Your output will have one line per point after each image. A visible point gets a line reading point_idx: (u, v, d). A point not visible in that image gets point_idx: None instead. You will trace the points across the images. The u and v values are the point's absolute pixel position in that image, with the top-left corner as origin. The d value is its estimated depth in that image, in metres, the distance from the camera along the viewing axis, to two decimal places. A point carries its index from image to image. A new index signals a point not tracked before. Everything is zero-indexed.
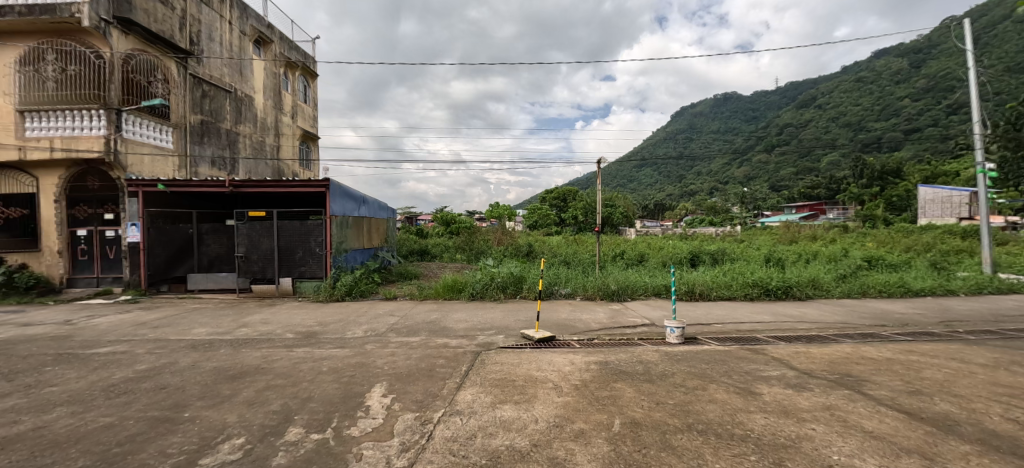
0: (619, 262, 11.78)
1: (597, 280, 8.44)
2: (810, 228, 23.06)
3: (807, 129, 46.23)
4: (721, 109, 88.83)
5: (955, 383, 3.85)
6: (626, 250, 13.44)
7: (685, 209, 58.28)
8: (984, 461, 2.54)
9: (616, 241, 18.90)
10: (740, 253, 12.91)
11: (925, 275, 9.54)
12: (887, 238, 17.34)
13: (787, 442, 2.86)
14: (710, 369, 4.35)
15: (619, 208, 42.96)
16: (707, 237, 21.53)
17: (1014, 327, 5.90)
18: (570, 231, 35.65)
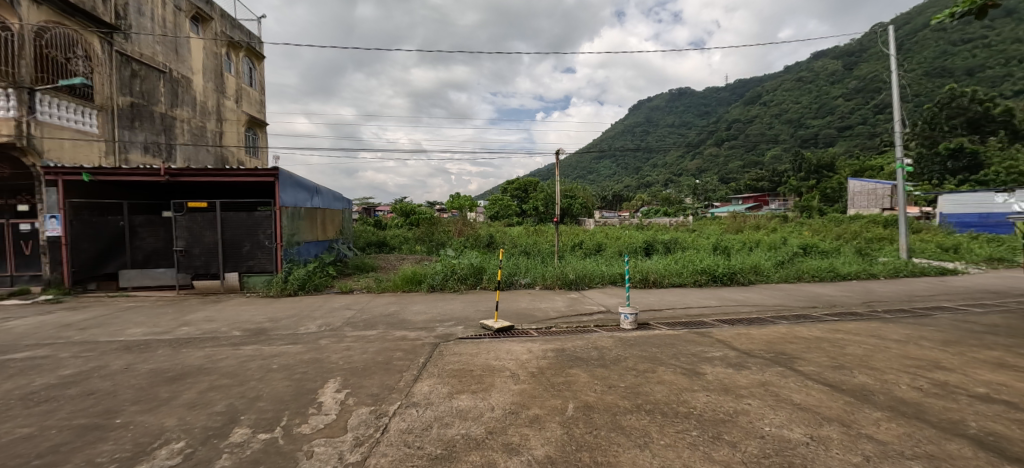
0: (578, 253, 11.98)
1: (555, 270, 8.59)
2: (755, 218, 24.48)
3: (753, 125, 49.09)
4: (677, 104, 92.14)
5: (873, 357, 4.26)
6: (584, 240, 13.70)
7: (640, 200, 60.05)
8: (892, 425, 2.85)
9: (575, 231, 19.25)
10: (692, 242, 13.52)
11: (851, 260, 10.48)
12: (821, 227, 18.76)
13: (726, 417, 3.06)
14: (660, 352, 4.55)
15: (578, 198, 43.60)
16: (659, 226, 22.33)
17: (918, 305, 6.68)
18: (531, 222, 36.04)
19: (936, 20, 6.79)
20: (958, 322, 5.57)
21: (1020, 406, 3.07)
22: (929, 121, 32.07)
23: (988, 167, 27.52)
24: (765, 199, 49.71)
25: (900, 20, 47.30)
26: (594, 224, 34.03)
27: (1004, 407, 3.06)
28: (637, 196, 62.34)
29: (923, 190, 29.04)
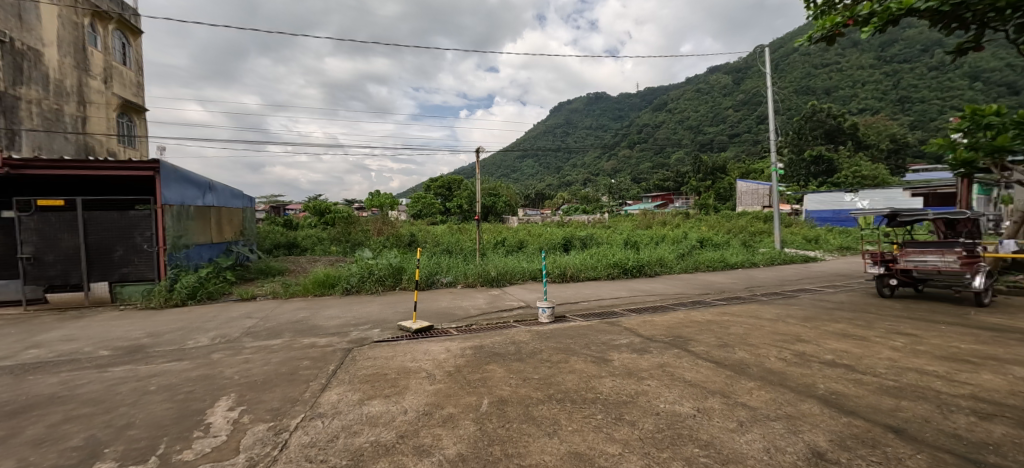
0: (500, 250, 12.17)
1: (477, 268, 8.64)
2: (661, 215, 26.84)
3: (662, 130, 53.80)
4: (597, 108, 97.75)
5: (750, 335, 4.90)
6: (507, 238, 13.96)
7: (562, 199, 62.52)
8: (761, 392, 3.29)
9: (499, 229, 19.55)
10: (606, 237, 14.46)
11: (738, 251, 11.98)
12: (715, 223, 21.13)
13: (628, 398, 3.31)
14: (573, 343, 4.78)
15: (502, 196, 44.14)
16: (578, 223, 23.44)
17: (786, 288, 7.85)
18: (454, 220, 35.80)
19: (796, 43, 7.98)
20: (814, 301, 6.66)
21: (855, 367, 3.73)
22: (800, 131, 37.75)
23: (840, 172, 33.19)
24: (670, 197, 54.18)
25: (778, 44, 55.11)
26: (516, 222, 34.50)
27: (844, 370, 3.69)
28: (559, 194, 64.84)
29: (794, 191, 34.08)
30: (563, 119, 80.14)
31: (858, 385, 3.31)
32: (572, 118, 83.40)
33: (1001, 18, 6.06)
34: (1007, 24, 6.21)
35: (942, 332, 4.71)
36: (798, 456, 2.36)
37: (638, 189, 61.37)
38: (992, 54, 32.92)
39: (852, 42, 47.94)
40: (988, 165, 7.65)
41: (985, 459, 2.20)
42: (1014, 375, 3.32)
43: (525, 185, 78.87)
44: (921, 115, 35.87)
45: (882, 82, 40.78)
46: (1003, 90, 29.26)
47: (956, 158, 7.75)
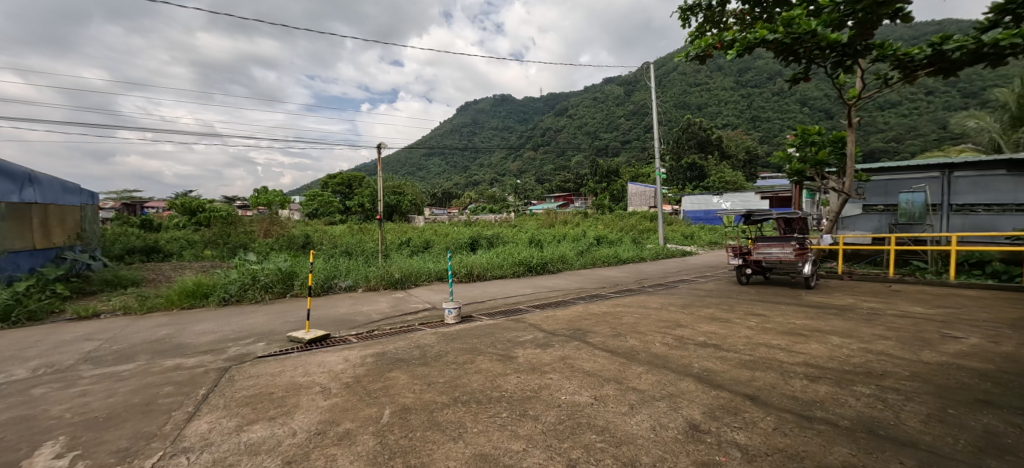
0: (404, 251, 11.78)
1: (380, 270, 8.25)
2: (562, 215, 28.44)
3: (567, 135, 57.16)
4: (507, 110, 100.25)
5: (639, 323, 5.44)
6: (412, 238, 13.58)
7: (468, 198, 62.22)
8: (648, 375, 3.65)
9: (404, 230, 18.92)
10: (512, 236, 14.91)
11: (629, 248, 13.26)
12: (609, 222, 23.13)
13: (532, 394, 3.40)
14: (478, 342, 4.80)
15: (408, 195, 42.62)
16: (485, 223, 23.73)
17: (667, 280, 8.89)
18: (354, 220, 33.54)
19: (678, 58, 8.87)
20: (688, 290, 7.66)
21: (720, 346, 4.35)
22: (680, 142, 43.15)
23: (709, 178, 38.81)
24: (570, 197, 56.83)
25: (660, 64, 62.60)
26: (422, 221, 33.61)
27: (713, 349, 4.28)
28: (466, 193, 64.54)
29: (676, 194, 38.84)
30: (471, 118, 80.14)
31: (724, 362, 3.86)
32: (482, 118, 84.12)
33: (820, 57, 7.65)
34: (824, 63, 7.87)
35: (782, 311, 5.74)
36: (678, 431, 2.65)
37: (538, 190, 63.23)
38: (813, 87, 41.47)
39: (718, 68, 56.42)
40: (812, 174, 9.47)
41: (813, 414, 2.71)
42: (830, 343, 4.16)
43: (433, 183, 77.04)
44: (766, 132, 43.67)
45: (739, 103, 48.75)
46: (821, 116, 37.08)
47: (791, 167, 9.41)
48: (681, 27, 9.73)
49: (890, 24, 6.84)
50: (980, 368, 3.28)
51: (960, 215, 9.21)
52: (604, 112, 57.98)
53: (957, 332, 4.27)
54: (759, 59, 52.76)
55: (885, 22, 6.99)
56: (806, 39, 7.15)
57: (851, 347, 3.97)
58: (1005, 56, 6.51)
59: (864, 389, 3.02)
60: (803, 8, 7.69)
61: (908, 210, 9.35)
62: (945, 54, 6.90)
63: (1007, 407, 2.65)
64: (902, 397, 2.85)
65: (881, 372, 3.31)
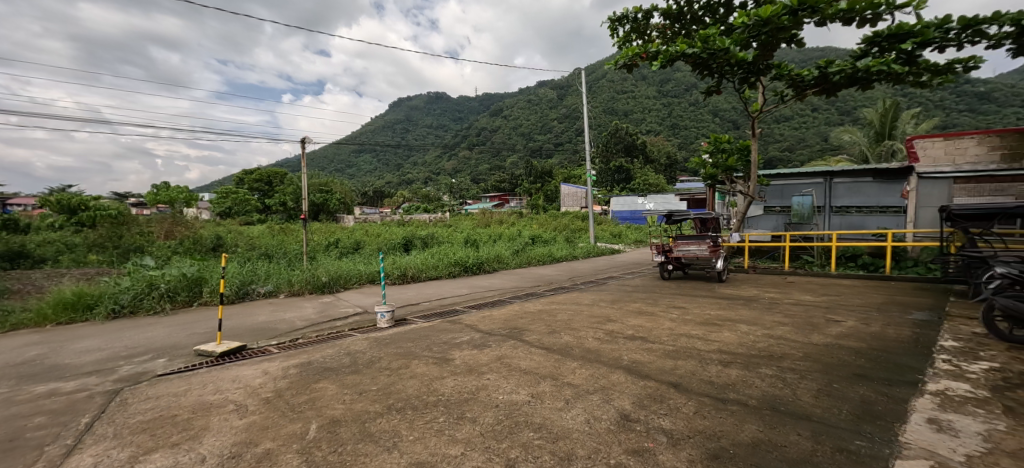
0: (332, 252, 11.16)
1: (305, 274, 7.71)
2: (498, 214, 28.73)
3: (505, 136, 57.87)
4: (446, 109, 98.99)
5: (572, 319, 5.64)
6: (341, 239, 12.87)
7: (402, 196, 59.98)
8: (582, 370, 3.77)
9: (332, 230, 18.01)
10: (447, 236, 14.73)
11: (563, 247, 13.75)
12: (544, 222, 23.66)
13: (469, 396, 3.36)
14: (413, 346, 4.66)
15: (337, 193, 40.26)
16: (419, 223, 23.13)
17: (598, 277, 9.34)
18: (274, 219, 30.97)
19: (610, 64, 9.39)
20: (617, 285, 8.10)
21: (647, 338, 4.63)
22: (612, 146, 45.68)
23: (634, 180, 41.60)
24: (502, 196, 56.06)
25: (591, 71, 65.88)
26: (351, 222, 31.90)
27: (640, 341, 4.55)
28: (398, 192, 61.96)
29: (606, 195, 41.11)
30: (405, 114, 77.42)
31: (650, 353, 4.11)
32: (419, 115, 81.97)
33: (730, 72, 8.50)
34: (733, 78, 8.76)
35: (698, 303, 6.28)
36: (610, 422, 2.77)
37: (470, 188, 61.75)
38: (724, 101, 46.08)
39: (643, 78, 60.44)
40: (723, 179, 10.51)
41: (726, 396, 2.98)
42: (738, 331, 4.62)
43: (365, 181, 73.32)
44: (685, 139, 47.67)
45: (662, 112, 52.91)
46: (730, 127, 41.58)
47: (706, 171, 10.33)
48: (610, 36, 10.28)
49: (786, 47, 7.84)
50: (856, 347, 3.83)
51: (840, 216, 10.67)
52: (540, 114, 59.63)
53: (838, 316, 4.96)
54: (677, 71, 57.34)
55: (782, 46, 7.96)
56: (720, 55, 7.91)
57: (756, 333, 4.44)
58: (871, 81, 7.73)
59: (768, 370, 3.38)
60: (716, 27, 8.51)
61: (800, 212, 10.86)
62: (828, 77, 7.96)
63: (875, 379, 3.12)
64: (798, 376, 3.24)
65: (781, 354, 3.74)
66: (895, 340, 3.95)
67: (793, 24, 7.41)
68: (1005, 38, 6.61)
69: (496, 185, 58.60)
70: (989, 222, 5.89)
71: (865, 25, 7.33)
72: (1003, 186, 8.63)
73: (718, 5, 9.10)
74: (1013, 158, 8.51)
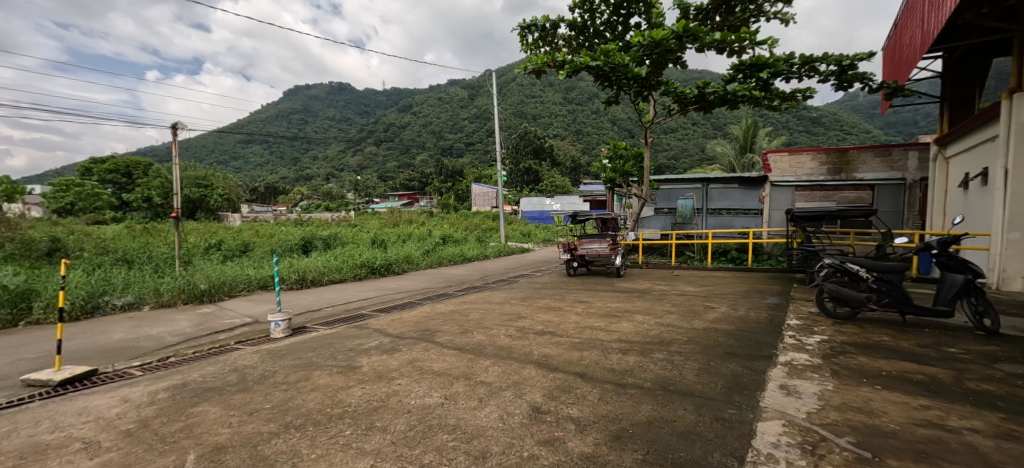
0: (214, 256, 9.85)
1: (178, 281, 6.70)
2: (408, 214, 28.00)
3: (421, 134, 56.52)
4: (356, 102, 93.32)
5: (483, 318, 5.70)
6: (224, 240, 11.41)
7: (300, 193, 54.71)
8: (494, 368, 3.83)
9: (212, 230, 15.87)
10: (353, 237, 13.92)
11: (475, 246, 13.92)
12: (454, 222, 23.62)
13: (379, 404, 3.20)
14: (314, 356, 4.31)
15: (219, 188, 35.43)
16: (318, 222, 21.42)
17: (507, 275, 9.64)
18: (132, 216, 26.17)
19: (522, 69, 9.73)
20: (527, 283, 8.40)
21: (554, 333, 4.87)
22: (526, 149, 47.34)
23: (542, 182, 43.64)
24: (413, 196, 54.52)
25: (505, 74, 67.69)
26: (236, 221, 28.35)
27: (549, 336, 4.76)
28: (297, 189, 56.55)
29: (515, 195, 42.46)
30: (307, 103, 70.98)
31: (557, 346, 4.33)
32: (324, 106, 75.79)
33: (627, 85, 9.34)
34: (629, 90, 9.64)
35: (601, 297, 6.78)
36: (523, 416, 2.84)
37: (382, 185, 58.75)
38: (623, 112, 50.73)
39: (550, 84, 63.57)
40: (621, 182, 11.58)
41: (625, 381, 3.26)
42: (635, 321, 5.09)
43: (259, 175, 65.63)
44: (588, 145, 51.37)
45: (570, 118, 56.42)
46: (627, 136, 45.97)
47: (606, 176, 11.33)
48: (520, 41, 10.62)
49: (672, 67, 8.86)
50: (726, 329, 4.47)
51: (714, 216, 12.20)
52: (456, 113, 59.45)
53: (713, 304, 5.73)
54: (581, 80, 61.43)
55: (669, 66, 8.98)
56: (619, 69, 8.68)
57: (649, 322, 4.94)
58: (736, 102, 9.09)
59: (659, 355, 3.78)
60: (615, 43, 9.27)
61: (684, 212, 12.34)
62: (704, 96, 9.13)
63: (742, 355, 3.66)
64: (682, 358, 3.67)
65: (669, 340, 4.20)
66: (755, 322, 4.70)
67: (679, 47, 8.38)
68: (830, 75, 8.24)
69: (406, 183, 56.43)
70: (818, 222, 7.32)
71: (733, 54, 8.57)
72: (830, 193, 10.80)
73: (618, 23, 9.94)
74: (836, 171, 10.65)
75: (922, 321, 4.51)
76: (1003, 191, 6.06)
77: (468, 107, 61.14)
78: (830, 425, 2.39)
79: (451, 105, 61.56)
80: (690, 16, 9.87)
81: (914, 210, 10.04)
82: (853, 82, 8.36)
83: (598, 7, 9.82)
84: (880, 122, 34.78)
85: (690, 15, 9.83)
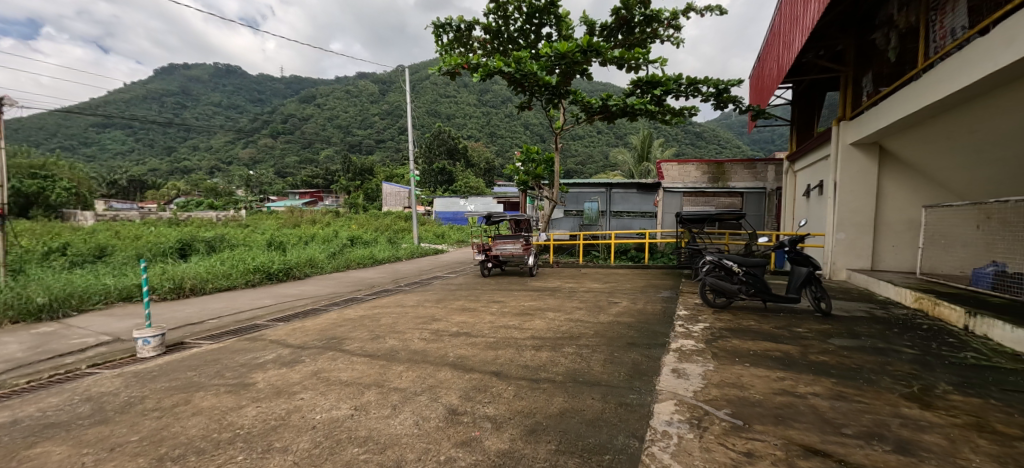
0: (54, 262, 8.09)
1: (3, 295, 5.39)
2: (310, 213, 25.91)
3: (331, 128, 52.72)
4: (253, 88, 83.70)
5: (396, 322, 5.50)
6: (68, 243, 9.42)
7: (177, 187, 47.18)
8: (408, 373, 3.71)
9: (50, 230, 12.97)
10: (243, 238, 12.49)
11: (386, 248, 13.39)
12: (364, 222, 22.45)
13: (277, 422, 2.90)
14: (196, 375, 3.77)
15: (60, 178, 28.95)
16: (198, 222, 18.72)
17: (421, 278, 9.44)
18: None
19: (436, 68, 9.64)
20: (441, 285, 8.29)
21: (469, 333, 4.89)
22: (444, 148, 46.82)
23: (456, 182, 43.53)
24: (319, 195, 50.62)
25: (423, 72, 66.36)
26: (84, 219, 23.50)
27: (464, 337, 4.77)
28: (172, 182, 48.64)
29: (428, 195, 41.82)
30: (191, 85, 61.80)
31: (473, 347, 4.35)
32: (210, 89, 66.39)
33: (539, 91, 9.75)
34: (541, 97, 10.07)
35: (515, 296, 6.98)
36: (438, 419, 2.80)
37: (284, 182, 53.32)
38: (536, 117, 53.03)
39: (464, 84, 63.63)
40: (533, 185, 12.08)
41: (539, 376, 3.39)
42: (547, 318, 5.33)
43: None
44: (500, 147, 52.49)
45: (487, 120, 57.27)
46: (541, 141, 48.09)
47: (520, 178, 11.76)
48: (435, 39, 10.49)
49: (578, 79, 9.48)
50: (628, 322, 4.90)
51: (616, 218, 13.35)
52: (370, 108, 56.57)
53: (617, 299, 6.24)
54: (494, 83, 62.65)
55: (577, 77, 9.58)
56: (530, 76, 9.05)
57: (560, 318, 5.21)
58: (635, 114, 10.01)
59: (569, 349, 4.01)
60: (527, 50, 9.63)
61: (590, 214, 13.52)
62: (607, 107, 9.92)
63: (641, 345, 4.04)
64: (589, 350, 3.94)
65: (578, 334, 4.48)
66: (652, 314, 5.23)
67: (584, 60, 8.98)
68: (710, 96, 9.48)
69: (310, 179, 52.08)
70: (701, 224, 8.39)
71: (632, 71, 9.45)
72: (710, 198, 12.35)
73: (530, 32, 10.34)
74: (714, 180, 12.27)
75: (776, 307, 5.39)
76: (834, 200, 7.52)
77: (379, 101, 58.48)
78: (712, 400, 2.75)
79: (360, 98, 58.24)
80: (596, 32, 10.63)
81: (772, 215, 12.00)
82: (727, 104, 9.73)
83: (512, 14, 10.09)
84: (746, 138, 41.08)
85: (595, 31, 10.59)
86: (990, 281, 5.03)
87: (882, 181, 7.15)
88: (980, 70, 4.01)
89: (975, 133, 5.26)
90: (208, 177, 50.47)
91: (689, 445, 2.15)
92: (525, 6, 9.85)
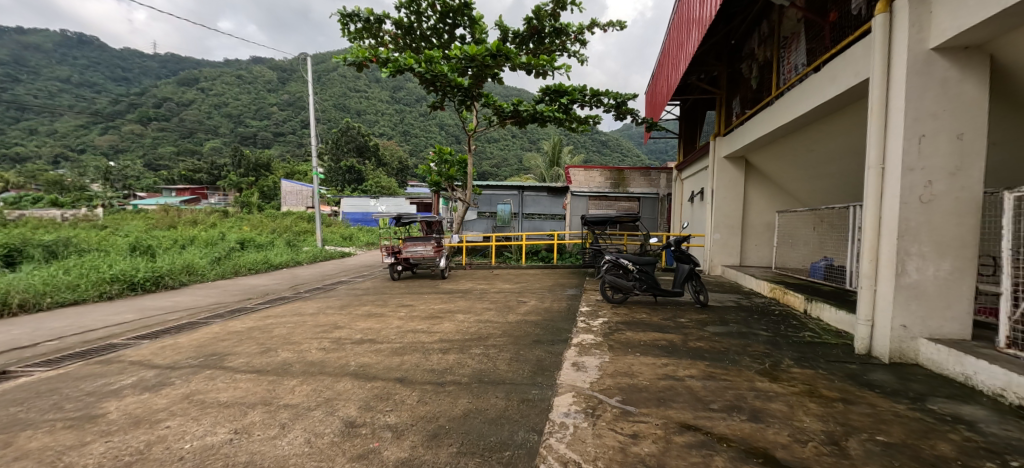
0: None
1: None
2: (190, 212, 22.55)
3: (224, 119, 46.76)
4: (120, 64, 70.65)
5: (292, 333, 5.03)
6: None
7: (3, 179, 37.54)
8: (302, 387, 3.42)
9: None
10: (94, 242, 10.43)
11: (285, 252, 12.22)
12: (258, 223, 20.27)
13: (133, 457, 2.46)
14: (23, 411, 3.05)
15: None
16: (33, 223, 15.21)
17: (324, 283, 8.76)
18: None
19: (342, 59, 9.06)
20: (346, 291, 7.79)
21: (374, 340, 4.65)
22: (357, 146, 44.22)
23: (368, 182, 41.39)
24: (201, 192, 43.59)
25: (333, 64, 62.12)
26: None
27: (367, 344, 4.54)
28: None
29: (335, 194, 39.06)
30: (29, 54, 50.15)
31: (377, 354, 4.15)
32: (56, 61, 54.41)
33: (451, 92, 9.68)
34: (453, 97, 10.00)
35: (426, 299, 6.83)
36: (334, 434, 2.62)
37: (159, 176, 45.71)
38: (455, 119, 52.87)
39: (378, 79, 60.83)
40: (447, 186, 11.96)
41: (444, 380, 3.35)
42: (456, 320, 5.29)
43: None
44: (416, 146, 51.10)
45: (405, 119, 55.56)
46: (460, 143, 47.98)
47: (432, 179, 11.56)
48: (341, 29, 9.90)
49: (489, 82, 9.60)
50: (535, 320, 5.08)
51: (528, 220, 13.86)
52: (272, 98, 51.34)
53: (527, 299, 6.44)
54: (410, 81, 60.95)
55: (488, 80, 9.68)
56: (441, 77, 8.96)
57: (469, 320, 5.22)
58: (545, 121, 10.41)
59: (476, 350, 4.03)
60: (438, 50, 9.52)
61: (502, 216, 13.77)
62: (518, 112, 10.23)
63: (545, 342, 4.21)
64: (496, 350, 4.00)
65: (486, 335, 4.53)
66: (557, 311, 5.49)
67: (494, 64, 9.11)
68: (611, 107, 10.28)
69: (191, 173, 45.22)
70: (603, 226, 9.04)
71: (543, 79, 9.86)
72: (612, 202, 13.39)
73: (443, 32, 10.25)
74: (615, 185, 13.31)
75: (663, 301, 6.01)
76: (711, 203, 8.63)
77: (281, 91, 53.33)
78: (606, 389, 2.97)
79: (257, 85, 52.34)
80: (509, 38, 10.90)
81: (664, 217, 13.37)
82: (626, 115, 10.63)
83: (424, 11, 9.90)
84: (644, 148, 45.34)
85: (509, 37, 10.86)
86: (823, 272, 6.17)
87: (746, 187, 8.40)
88: (816, 99, 4.88)
89: (813, 151, 6.40)
90: (53, 167, 41.24)
91: (583, 434, 2.29)
92: (438, 5, 9.74)
